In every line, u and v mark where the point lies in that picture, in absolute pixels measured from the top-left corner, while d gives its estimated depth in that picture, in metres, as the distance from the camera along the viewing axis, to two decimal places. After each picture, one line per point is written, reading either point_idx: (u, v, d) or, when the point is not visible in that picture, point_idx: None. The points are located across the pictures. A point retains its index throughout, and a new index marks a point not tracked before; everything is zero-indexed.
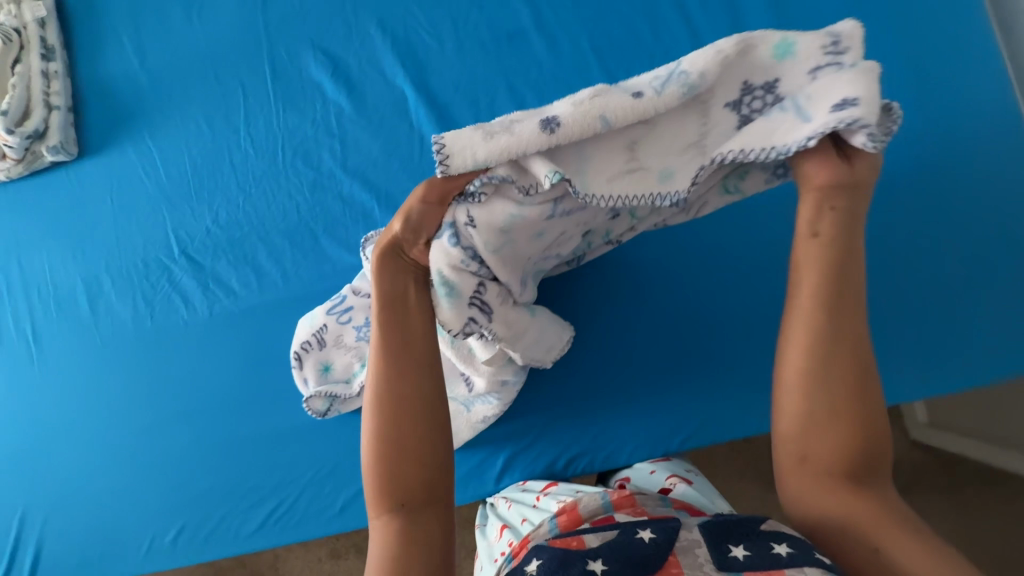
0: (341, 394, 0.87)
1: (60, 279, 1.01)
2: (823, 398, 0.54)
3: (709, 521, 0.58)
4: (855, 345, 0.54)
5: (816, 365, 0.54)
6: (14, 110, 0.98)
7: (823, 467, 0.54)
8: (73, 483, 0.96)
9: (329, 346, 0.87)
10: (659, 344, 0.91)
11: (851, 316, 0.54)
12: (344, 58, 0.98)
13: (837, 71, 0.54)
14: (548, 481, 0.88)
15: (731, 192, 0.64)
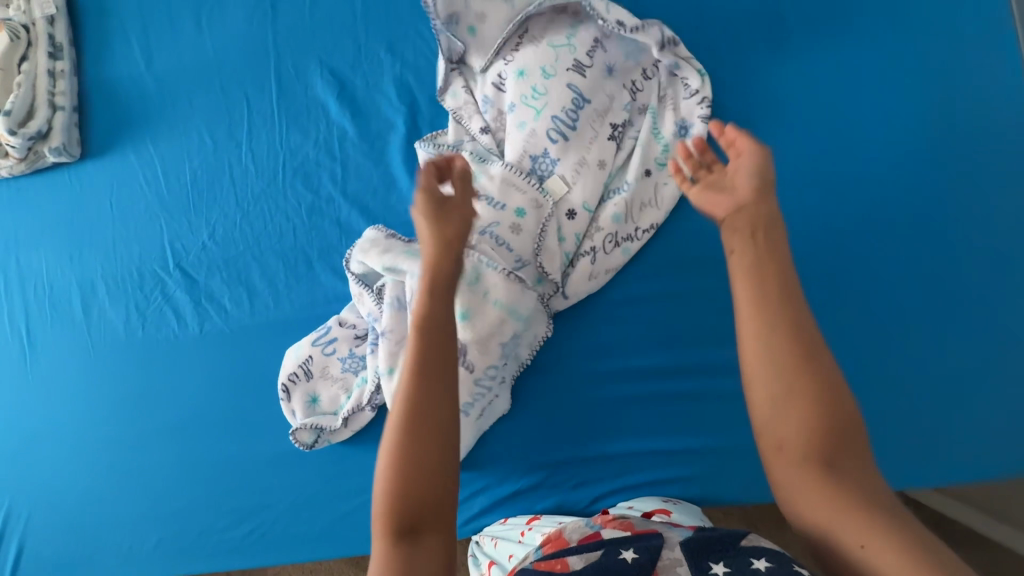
0: (326, 426, 0.88)
1: (55, 280, 1.01)
2: (776, 406, 0.57)
3: (691, 538, 0.64)
4: (813, 368, 0.57)
5: (768, 384, 0.57)
6: (19, 109, 0.97)
7: (797, 457, 0.56)
8: (58, 484, 0.98)
9: (316, 377, 0.90)
10: (649, 404, 0.88)
11: (787, 344, 0.57)
12: (351, 80, 0.97)
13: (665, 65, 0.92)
14: (531, 516, 0.87)
15: (664, 166, 0.89)
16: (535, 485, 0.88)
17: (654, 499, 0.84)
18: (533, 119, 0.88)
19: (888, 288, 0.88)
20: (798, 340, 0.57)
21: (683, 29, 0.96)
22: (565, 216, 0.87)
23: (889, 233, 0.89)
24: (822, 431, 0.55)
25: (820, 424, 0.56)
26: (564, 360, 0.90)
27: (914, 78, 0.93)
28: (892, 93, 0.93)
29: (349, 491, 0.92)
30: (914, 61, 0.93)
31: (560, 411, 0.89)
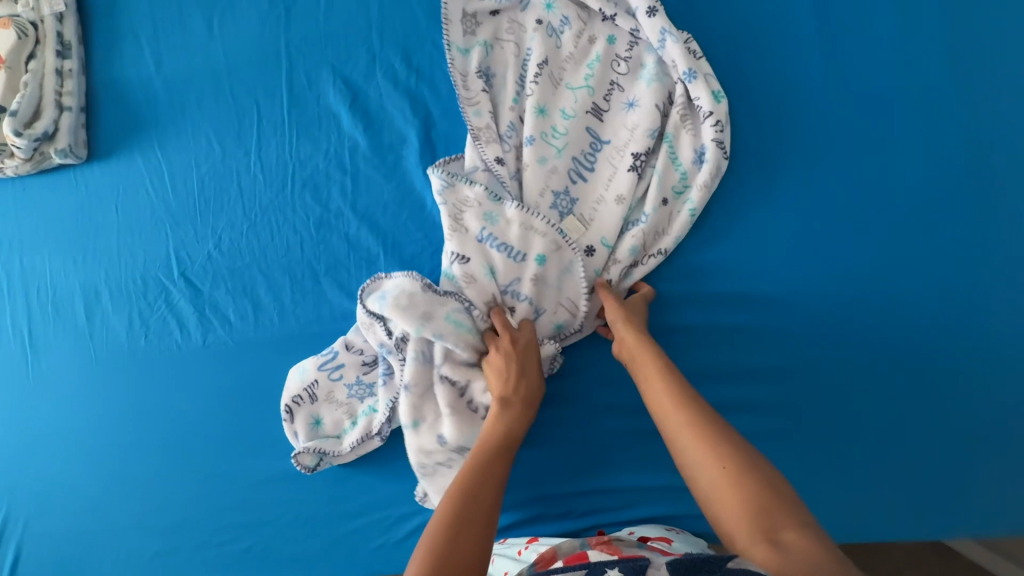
0: (329, 450, 0.87)
1: (58, 283, 1.00)
2: (704, 481, 0.63)
3: (676, 559, 0.54)
4: (725, 435, 0.65)
5: (699, 456, 0.64)
6: (25, 109, 0.95)
7: (750, 529, 0.57)
8: (57, 490, 0.97)
9: (320, 401, 0.89)
10: (660, 436, 0.86)
11: (699, 423, 0.67)
12: (364, 90, 0.94)
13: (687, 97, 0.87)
14: (529, 537, 0.84)
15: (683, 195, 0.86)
16: (538, 517, 0.86)
17: (658, 527, 0.82)
18: (554, 156, 0.86)
19: (919, 329, 0.84)
20: (712, 425, 0.66)
21: (715, 42, 0.90)
22: (583, 251, 0.85)
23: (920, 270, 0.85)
24: (745, 493, 0.59)
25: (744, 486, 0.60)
26: (573, 390, 0.87)
27: (963, 103, 0.86)
28: (939, 119, 0.86)
29: (349, 512, 0.90)
30: (964, 84, 0.86)
31: (566, 442, 0.87)
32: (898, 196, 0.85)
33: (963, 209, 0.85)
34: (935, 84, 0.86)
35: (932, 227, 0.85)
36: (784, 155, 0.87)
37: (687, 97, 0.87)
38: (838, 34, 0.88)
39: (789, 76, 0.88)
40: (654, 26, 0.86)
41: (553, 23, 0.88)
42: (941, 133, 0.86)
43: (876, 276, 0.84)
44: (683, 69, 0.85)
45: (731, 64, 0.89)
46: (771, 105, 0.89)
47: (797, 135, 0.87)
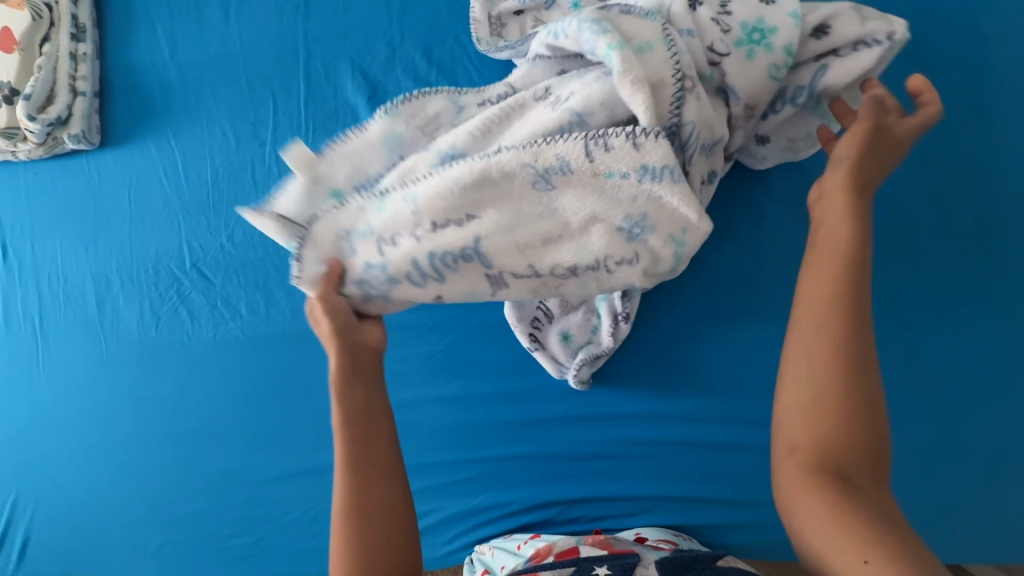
0: (597, 352, 0.80)
1: (69, 270, 0.99)
2: (803, 389, 0.51)
3: (666, 558, 0.60)
4: (859, 354, 0.50)
5: (816, 362, 0.50)
6: (38, 93, 0.94)
7: (812, 457, 0.49)
8: (66, 476, 0.97)
9: (560, 314, 0.80)
10: (674, 451, 0.84)
11: (855, 344, 0.50)
12: (383, 84, 0.92)
13: None
14: (532, 533, 0.84)
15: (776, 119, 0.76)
16: (545, 520, 0.85)
17: (665, 530, 0.81)
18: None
19: (945, 349, 0.81)
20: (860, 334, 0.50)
21: None
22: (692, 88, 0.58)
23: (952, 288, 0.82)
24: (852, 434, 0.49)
25: (855, 429, 0.49)
26: (587, 396, 0.86)
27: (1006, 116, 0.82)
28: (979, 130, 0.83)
29: None
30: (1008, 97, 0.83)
31: (578, 449, 0.85)
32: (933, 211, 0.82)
33: (1001, 227, 0.82)
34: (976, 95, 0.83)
35: (967, 245, 0.82)
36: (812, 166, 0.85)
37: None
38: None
39: None
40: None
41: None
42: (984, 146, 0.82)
43: (902, 294, 0.82)
44: None
45: None
46: None
47: None
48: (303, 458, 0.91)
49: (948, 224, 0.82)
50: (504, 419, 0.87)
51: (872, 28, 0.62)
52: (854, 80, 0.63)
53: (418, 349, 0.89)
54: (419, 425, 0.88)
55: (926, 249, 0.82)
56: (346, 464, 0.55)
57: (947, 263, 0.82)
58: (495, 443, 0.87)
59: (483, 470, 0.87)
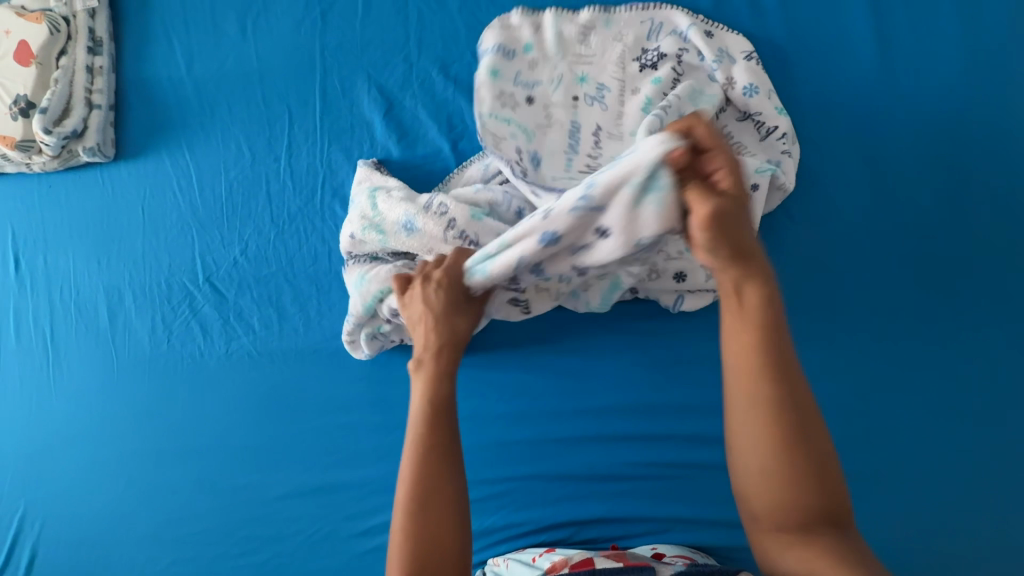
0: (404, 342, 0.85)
1: (82, 284, 0.99)
2: (746, 445, 0.54)
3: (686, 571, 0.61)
4: (793, 399, 0.53)
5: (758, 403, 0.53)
6: (54, 107, 0.94)
7: (759, 477, 0.54)
8: (74, 492, 0.96)
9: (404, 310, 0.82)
10: (692, 472, 0.82)
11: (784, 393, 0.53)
12: (400, 99, 0.92)
13: (748, 96, 0.82)
14: (546, 548, 0.82)
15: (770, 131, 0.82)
16: (560, 541, 0.83)
17: (683, 547, 0.79)
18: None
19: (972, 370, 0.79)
20: (794, 412, 0.52)
21: (766, 64, 0.86)
22: None
23: (979, 310, 0.80)
24: (807, 498, 0.52)
25: (807, 491, 0.52)
26: (603, 414, 0.84)
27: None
28: (1002, 148, 0.81)
29: (366, 530, 0.88)
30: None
31: (595, 469, 0.84)
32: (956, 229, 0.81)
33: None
34: (998, 114, 0.82)
35: (992, 264, 0.80)
36: (837, 182, 0.83)
37: (728, 79, 0.83)
38: (897, 56, 0.84)
39: (841, 99, 0.85)
40: (670, 41, 0.85)
41: (581, 51, 0.87)
42: (1006, 167, 0.81)
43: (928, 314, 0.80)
44: (743, 85, 0.83)
45: (782, 85, 0.86)
46: (823, 130, 0.85)
47: (851, 161, 0.84)
48: (313, 475, 0.90)
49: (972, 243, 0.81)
50: (518, 437, 0.86)
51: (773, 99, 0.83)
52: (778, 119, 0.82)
53: None
54: None
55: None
56: (421, 449, 0.60)
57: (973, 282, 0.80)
58: (510, 462, 0.86)
59: (498, 489, 0.85)
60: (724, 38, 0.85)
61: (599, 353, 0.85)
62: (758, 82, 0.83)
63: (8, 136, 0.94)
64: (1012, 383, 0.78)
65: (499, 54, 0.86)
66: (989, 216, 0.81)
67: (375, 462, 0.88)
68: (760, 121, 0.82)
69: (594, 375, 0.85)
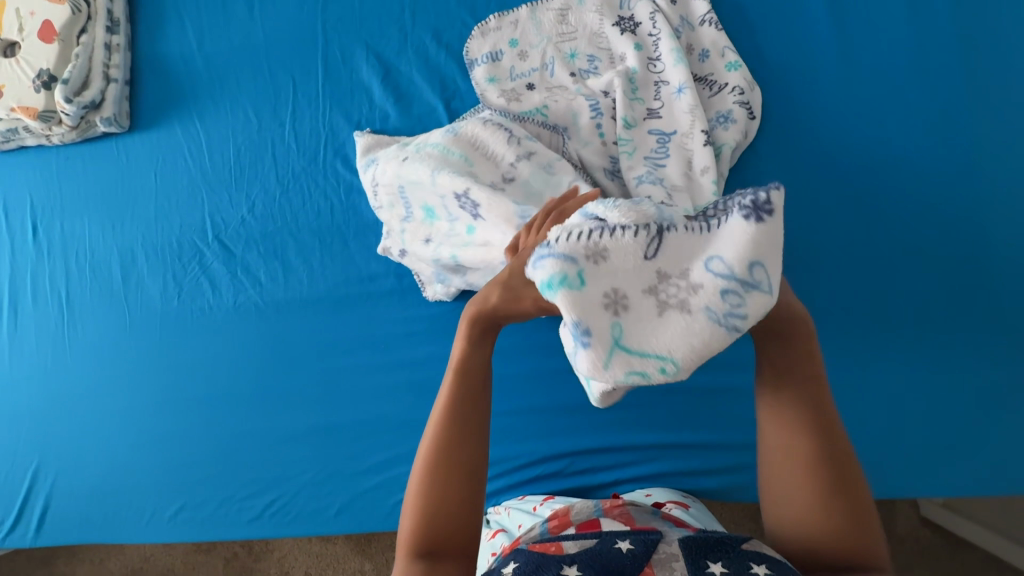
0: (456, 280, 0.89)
1: (96, 246, 1.04)
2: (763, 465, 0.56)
3: (692, 536, 0.56)
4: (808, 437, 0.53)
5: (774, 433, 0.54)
6: (75, 79, 1.00)
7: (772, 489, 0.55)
8: (86, 445, 1.00)
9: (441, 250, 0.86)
10: (675, 400, 0.87)
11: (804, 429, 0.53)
12: (396, 65, 0.99)
13: (707, 58, 0.91)
14: (548, 495, 0.86)
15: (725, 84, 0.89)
16: (555, 472, 0.88)
17: (674, 491, 0.82)
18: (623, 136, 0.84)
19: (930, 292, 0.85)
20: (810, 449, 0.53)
21: (732, 25, 0.94)
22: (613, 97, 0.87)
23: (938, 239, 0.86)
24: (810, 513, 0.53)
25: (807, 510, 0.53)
26: None
27: (978, 76, 0.88)
28: (954, 89, 0.88)
29: (367, 469, 0.92)
30: (982, 59, 0.88)
31: (586, 401, 0.88)
32: (914, 165, 0.87)
33: (978, 179, 0.86)
34: (947, 59, 0.88)
35: (946, 197, 0.86)
36: (803, 124, 0.90)
37: (690, 44, 0.92)
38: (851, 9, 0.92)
39: (803, 51, 0.92)
40: (641, 6, 0.93)
41: (561, 13, 0.95)
42: (955, 108, 0.88)
43: (893, 244, 0.86)
44: (700, 49, 0.92)
45: (748, 42, 0.93)
46: (787, 80, 0.91)
47: (812, 104, 0.90)
48: (317, 420, 0.94)
49: (929, 178, 0.87)
50: (512, 374, 0.90)
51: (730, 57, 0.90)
52: (736, 74, 0.89)
53: (430, 311, 0.93)
54: (431, 382, 0.92)
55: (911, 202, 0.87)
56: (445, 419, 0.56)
57: (933, 214, 0.86)
58: (504, 398, 0.90)
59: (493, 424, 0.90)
60: (691, 4, 0.94)
61: None
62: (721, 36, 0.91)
63: (31, 107, 1.00)
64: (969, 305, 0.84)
65: (489, 62, 0.94)
66: (941, 153, 0.87)
67: (375, 403, 0.93)
68: (721, 77, 0.90)
69: None
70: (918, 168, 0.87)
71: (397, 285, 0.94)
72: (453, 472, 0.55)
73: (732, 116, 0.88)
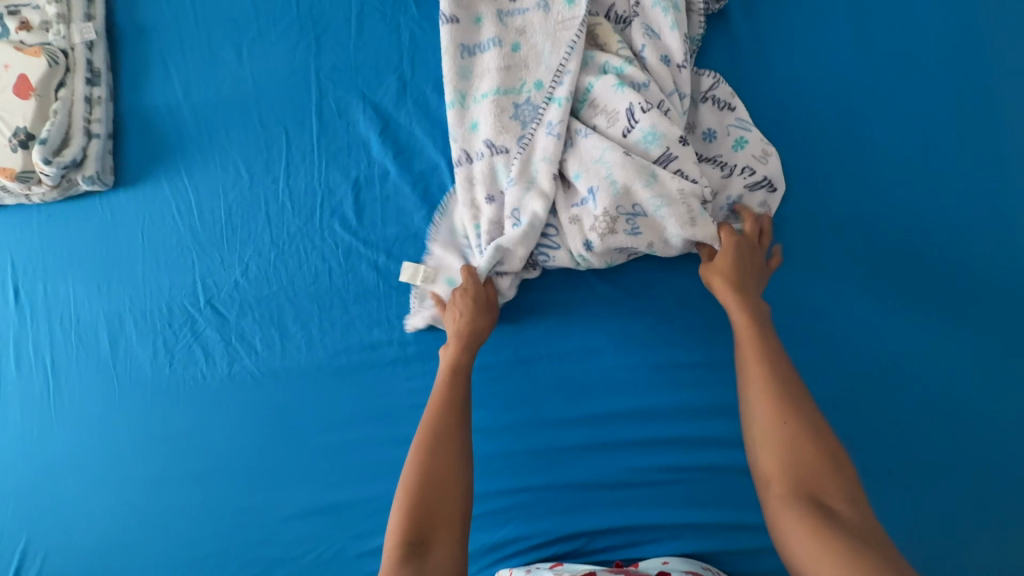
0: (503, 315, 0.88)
1: (81, 311, 0.99)
2: (760, 431, 0.66)
3: None
4: (804, 402, 0.65)
5: (773, 396, 0.66)
6: (53, 137, 0.95)
7: (778, 482, 0.62)
8: (76, 523, 0.95)
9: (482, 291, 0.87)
10: (698, 475, 0.82)
11: (787, 402, 0.65)
12: (395, 116, 0.93)
13: (711, 140, 0.85)
14: (553, 563, 0.81)
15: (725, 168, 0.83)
16: (572, 551, 0.83)
17: (694, 562, 0.78)
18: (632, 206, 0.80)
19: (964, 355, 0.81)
20: (794, 408, 0.65)
21: (752, 71, 0.88)
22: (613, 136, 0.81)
23: (969, 300, 0.81)
24: (804, 459, 0.62)
25: (790, 454, 0.62)
26: (608, 421, 0.85)
27: (1005, 125, 0.84)
28: (988, 139, 0.83)
29: (373, 549, 0.87)
30: (1008, 110, 0.84)
31: (603, 478, 0.84)
32: (950, 219, 0.83)
33: (1011, 234, 0.82)
34: (975, 108, 0.84)
35: (979, 253, 0.82)
36: (830, 177, 0.85)
37: (692, 123, 0.85)
38: (878, 53, 0.87)
39: (827, 98, 0.87)
40: (651, 58, 0.82)
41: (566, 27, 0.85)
42: (986, 160, 0.83)
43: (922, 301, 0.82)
44: (705, 126, 0.85)
45: (769, 90, 0.87)
46: (811, 131, 0.86)
47: (835, 157, 0.85)
48: (318, 496, 0.89)
49: (962, 230, 0.83)
50: (525, 448, 0.86)
51: (735, 133, 0.84)
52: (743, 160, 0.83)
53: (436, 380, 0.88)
54: None
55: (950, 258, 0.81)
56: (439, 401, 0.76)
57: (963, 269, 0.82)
58: (519, 472, 0.86)
59: (505, 502, 0.85)
60: (696, 77, 0.86)
61: (601, 359, 0.86)
62: (731, 102, 0.86)
63: (8, 167, 0.95)
64: (1009, 372, 0.80)
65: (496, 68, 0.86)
66: (971, 207, 0.83)
67: (380, 479, 0.88)
68: (728, 156, 0.84)
69: (598, 379, 0.86)
70: (948, 220, 0.83)
71: (401, 353, 0.89)
72: (443, 457, 0.70)
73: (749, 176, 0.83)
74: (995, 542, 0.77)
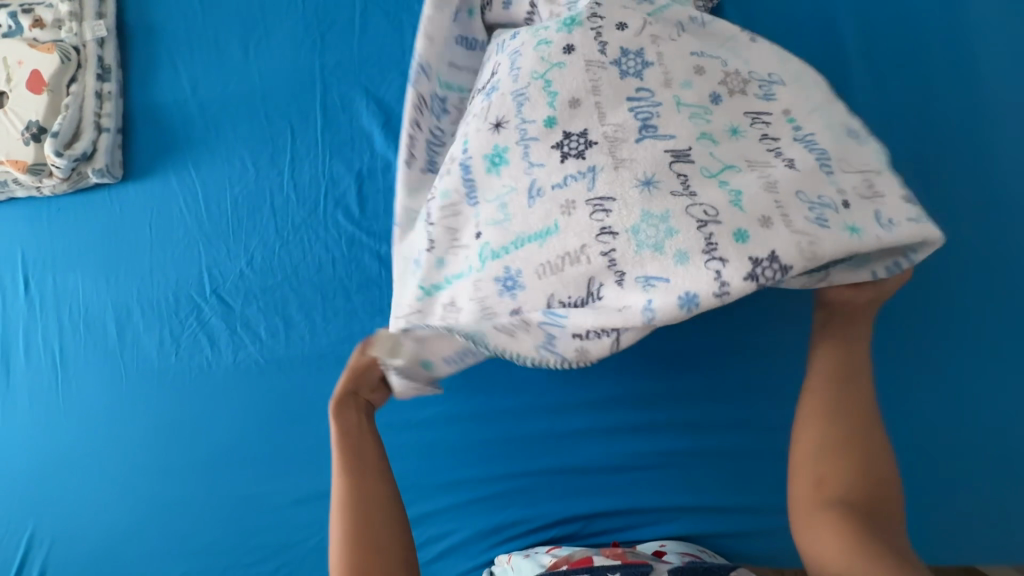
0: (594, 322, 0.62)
1: (90, 301, 1.01)
2: (812, 447, 0.63)
3: None
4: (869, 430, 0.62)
5: (835, 415, 0.63)
6: (65, 130, 0.98)
7: (828, 494, 0.60)
8: (83, 509, 0.96)
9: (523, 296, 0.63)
10: (694, 458, 0.83)
11: (856, 427, 0.62)
12: (397, 110, 0.96)
13: None
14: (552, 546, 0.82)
15: None
16: (571, 534, 0.84)
17: (690, 545, 0.80)
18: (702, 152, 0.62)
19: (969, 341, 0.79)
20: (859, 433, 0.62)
21: None
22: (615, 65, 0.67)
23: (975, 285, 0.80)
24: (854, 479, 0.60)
25: (843, 469, 0.61)
26: (606, 406, 0.86)
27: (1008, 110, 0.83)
28: (990, 125, 0.83)
29: None
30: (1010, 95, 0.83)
31: (602, 462, 0.85)
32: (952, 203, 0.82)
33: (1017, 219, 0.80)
34: (978, 93, 0.83)
35: (985, 238, 0.81)
36: None
37: None
38: (877, 40, 0.86)
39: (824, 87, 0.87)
40: None
41: None
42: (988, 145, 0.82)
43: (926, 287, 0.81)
44: None
45: None
46: None
47: None
48: (321, 481, 0.91)
49: (968, 215, 0.81)
50: (524, 434, 0.87)
51: None
52: None
53: None
54: (442, 440, 0.89)
55: (949, 244, 0.81)
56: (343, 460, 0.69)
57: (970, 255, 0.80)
58: (519, 457, 0.87)
59: (505, 486, 0.87)
60: None
61: None
62: None
63: (20, 159, 0.97)
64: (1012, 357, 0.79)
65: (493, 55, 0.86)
66: (975, 192, 0.82)
67: None
68: None
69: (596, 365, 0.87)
70: (953, 206, 0.82)
71: None
72: (366, 505, 0.67)
73: (831, 149, 0.61)
74: (998, 531, 0.77)
